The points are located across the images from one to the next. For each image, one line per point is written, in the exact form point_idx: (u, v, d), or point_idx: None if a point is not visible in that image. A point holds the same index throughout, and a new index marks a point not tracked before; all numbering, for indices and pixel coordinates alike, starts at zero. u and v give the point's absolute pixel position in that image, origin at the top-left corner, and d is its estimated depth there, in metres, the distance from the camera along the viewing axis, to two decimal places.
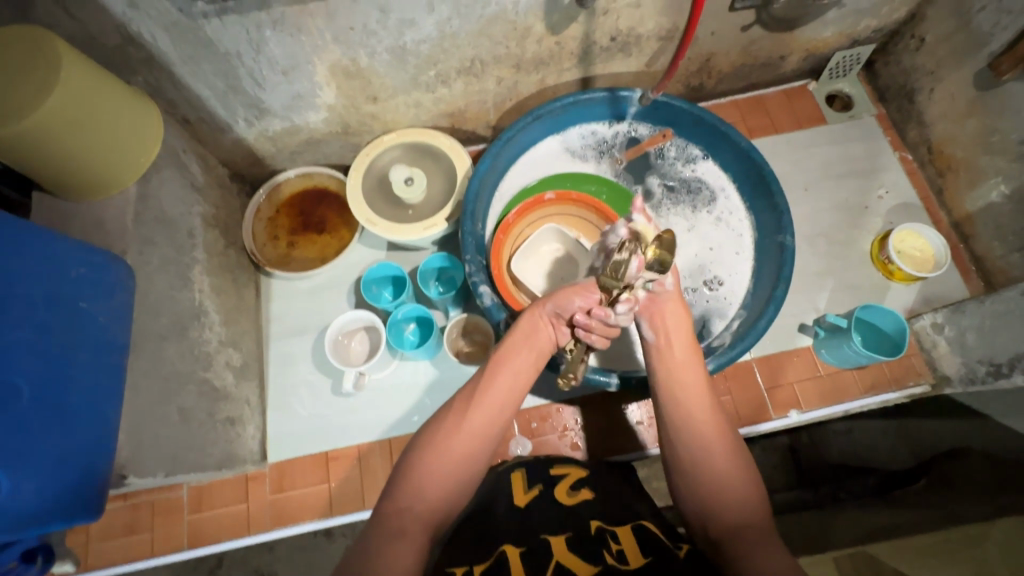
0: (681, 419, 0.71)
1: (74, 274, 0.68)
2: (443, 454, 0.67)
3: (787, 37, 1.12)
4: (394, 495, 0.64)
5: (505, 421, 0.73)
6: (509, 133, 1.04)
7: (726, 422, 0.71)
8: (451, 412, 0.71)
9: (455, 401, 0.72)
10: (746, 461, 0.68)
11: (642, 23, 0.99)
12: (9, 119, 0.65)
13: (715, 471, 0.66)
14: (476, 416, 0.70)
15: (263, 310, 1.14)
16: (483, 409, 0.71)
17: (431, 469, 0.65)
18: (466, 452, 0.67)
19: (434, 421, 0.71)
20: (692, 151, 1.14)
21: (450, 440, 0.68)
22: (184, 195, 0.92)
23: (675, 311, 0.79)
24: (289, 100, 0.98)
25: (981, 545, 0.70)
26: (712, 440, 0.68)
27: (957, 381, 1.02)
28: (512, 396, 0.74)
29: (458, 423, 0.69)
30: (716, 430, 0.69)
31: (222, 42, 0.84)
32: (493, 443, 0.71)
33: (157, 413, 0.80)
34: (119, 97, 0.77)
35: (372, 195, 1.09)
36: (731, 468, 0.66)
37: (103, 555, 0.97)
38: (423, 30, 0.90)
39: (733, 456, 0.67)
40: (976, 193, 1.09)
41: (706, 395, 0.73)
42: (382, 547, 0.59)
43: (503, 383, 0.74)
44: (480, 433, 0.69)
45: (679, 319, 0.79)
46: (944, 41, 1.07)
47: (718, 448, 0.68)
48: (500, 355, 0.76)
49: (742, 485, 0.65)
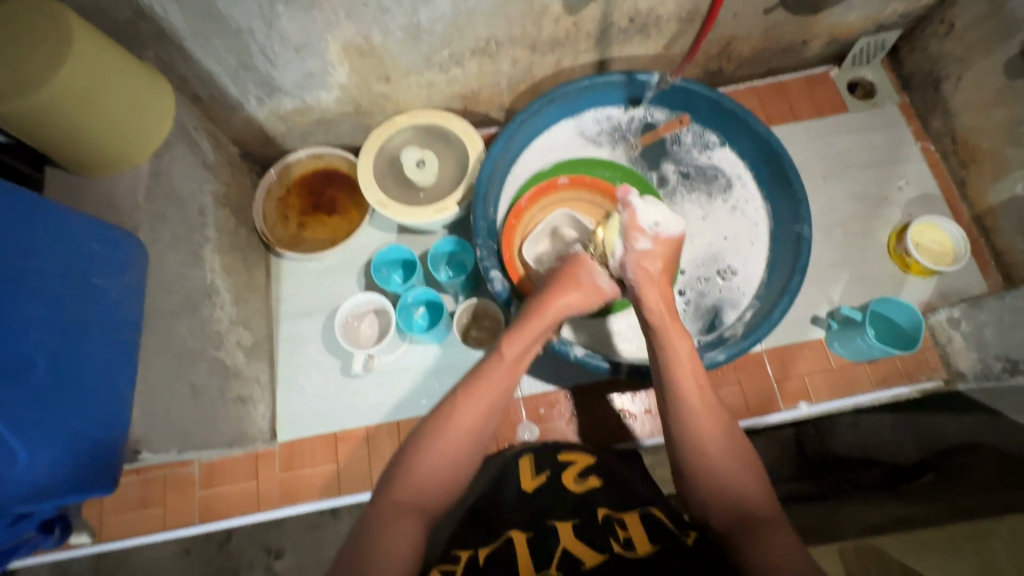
0: (680, 415, 0.69)
1: (87, 250, 0.68)
2: (441, 444, 0.66)
3: (811, 20, 1.09)
4: (394, 481, 0.64)
5: (500, 409, 0.71)
6: (522, 116, 1.02)
7: (726, 416, 0.70)
8: (450, 398, 0.70)
9: (455, 390, 0.71)
10: (746, 455, 0.66)
11: (662, 4, 0.96)
12: (19, 93, 0.65)
13: (717, 467, 0.65)
14: (474, 406, 0.69)
15: (274, 290, 1.14)
16: (477, 398, 0.70)
17: (431, 458, 0.65)
18: (464, 444, 0.67)
19: (431, 412, 0.70)
20: (709, 137, 1.12)
21: (447, 430, 0.67)
22: (195, 173, 0.92)
23: (658, 312, 0.78)
24: (301, 78, 0.97)
25: (988, 541, 0.69)
26: (710, 432, 0.67)
27: (971, 377, 1.01)
28: (506, 387, 0.72)
29: (454, 412, 0.68)
30: (712, 424, 0.68)
31: (235, 18, 0.82)
32: (487, 432, 0.70)
33: (169, 390, 0.81)
34: (131, 76, 0.76)
35: (383, 177, 1.08)
36: (729, 462, 0.65)
37: (116, 528, 1.00)
38: (439, 8, 0.88)
39: (729, 447, 0.67)
40: (1000, 186, 1.06)
41: (701, 390, 0.71)
42: (379, 537, 0.59)
43: (498, 380, 0.72)
44: (476, 424, 0.68)
45: (659, 318, 0.78)
46: (974, 26, 1.04)
47: (715, 440, 0.66)
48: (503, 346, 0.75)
49: (745, 478, 0.64)
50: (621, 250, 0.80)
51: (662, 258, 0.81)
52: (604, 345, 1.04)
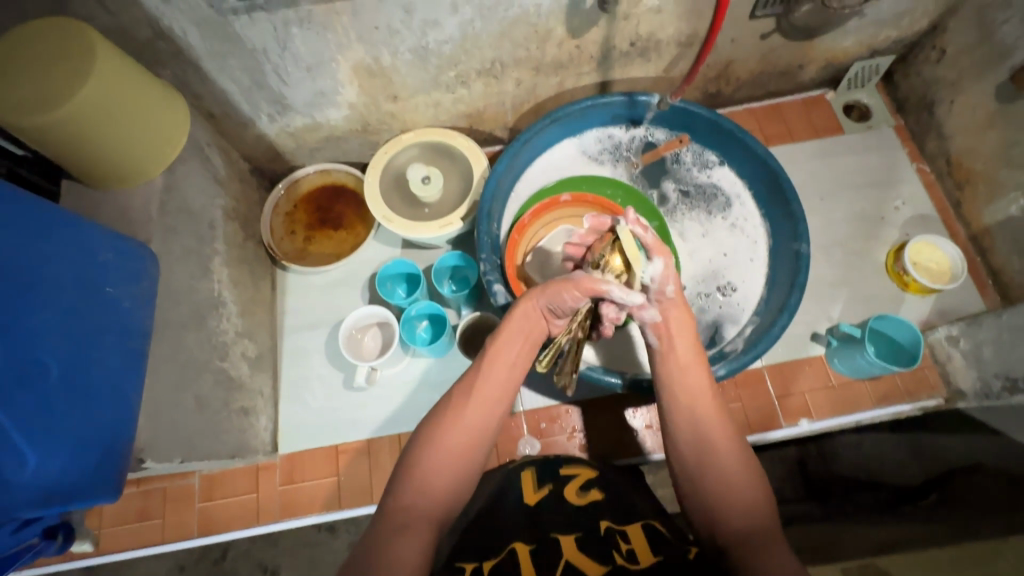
0: (688, 422, 0.70)
1: (101, 259, 0.69)
2: (443, 449, 0.66)
3: (807, 45, 1.12)
4: (396, 491, 0.64)
5: (499, 414, 0.72)
6: (526, 135, 1.04)
7: (734, 428, 0.70)
8: (451, 404, 0.71)
9: (453, 396, 0.72)
10: (752, 466, 0.67)
11: (662, 28, 0.99)
12: (41, 107, 0.67)
13: (721, 474, 0.66)
14: (472, 412, 0.70)
15: (279, 303, 1.16)
16: (476, 404, 0.70)
17: (433, 465, 0.65)
18: (465, 449, 0.67)
19: (430, 419, 0.70)
20: (708, 157, 1.14)
21: (449, 436, 0.67)
22: (206, 187, 0.94)
23: (682, 319, 0.77)
24: (311, 97, 1.00)
25: (994, 563, 0.68)
26: (716, 440, 0.68)
27: (972, 396, 1.01)
28: (504, 391, 0.73)
29: (454, 418, 0.69)
30: (723, 434, 0.69)
31: (250, 38, 0.85)
32: (488, 438, 0.70)
33: (174, 400, 0.81)
34: (150, 96, 0.79)
35: (388, 192, 1.10)
36: (734, 469, 0.66)
37: (115, 539, 0.99)
38: (446, 30, 0.91)
39: (737, 455, 0.67)
40: (995, 207, 1.08)
41: (713, 399, 0.72)
42: (386, 545, 0.58)
43: (496, 383, 0.73)
44: (475, 429, 0.69)
45: (684, 323, 0.77)
46: (965, 52, 1.07)
47: (721, 447, 0.68)
48: (490, 352, 0.75)
49: (748, 487, 0.65)
50: (659, 270, 0.74)
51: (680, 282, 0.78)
52: (605, 360, 1.05)
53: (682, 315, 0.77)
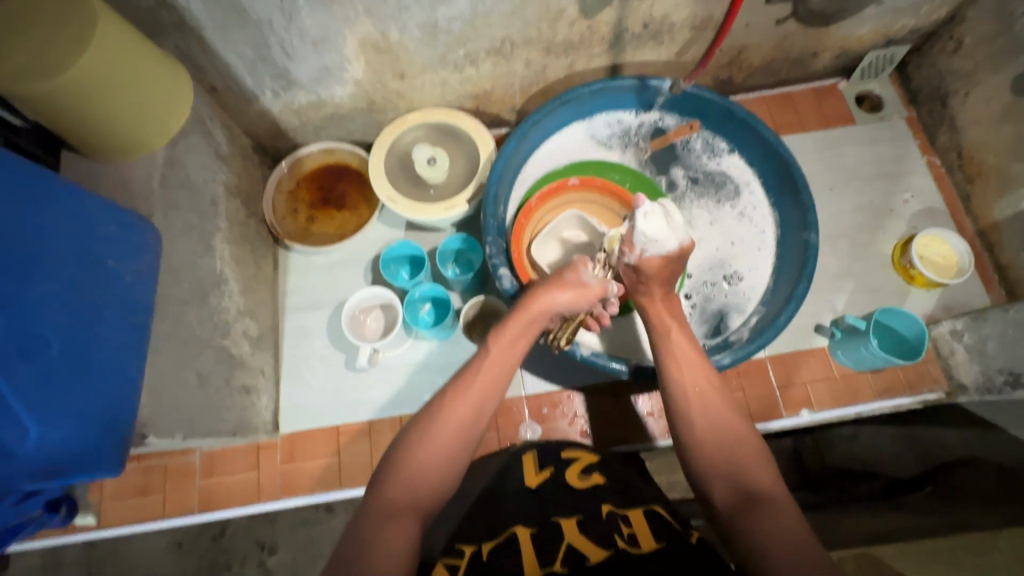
0: (681, 406, 0.71)
1: (104, 232, 0.68)
2: (432, 440, 0.66)
3: (822, 33, 1.10)
4: (382, 484, 0.63)
5: (490, 407, 0.72)
6: (535, 116, 1.03)
7: (730, 407, 0.70)
8: (444, 396, 0.70)
9: (446, 389, 0.72)
10: (751, 439, 0.66)
11: (676, 11, 0.98)
12: (38, 75, 0.65)
13: (718, 450, 0.65)
14: (461, 403, 0.69)
15: (280, 282, 1.15)
16: (467, 397, 0.70)
17: (419, 457, 0.65)
18: (453, 440, 0.67)
19: (422, 410, 0.70)
20: (718, 144, 1.13)
21: (439, 428, 0.67)
22: (208, 163, 0.92)
23: (655, 302, 0.83)
24: (317, 72, 0.98)
25: (988, 554, 0.68)
26: (711, 419, 0.68)
27: (972, 390, 1.02)
28: (496, 384, 0.73)
29: (445, 411, 0.68)
30: (714, 414, 0.68)
31: (255, 10, 0.83)
32: (478, 431, 0.70)
33: (176, 377, 0.81)
34: (162, 79, 0.79)
35: (393, 172, 1.09)
36: (731, 443, 0.66)
37: (115, 514, 1.00)
38: (456, 7, 0.89)
39: (735, 431, 0.67)
40: (1005, 201, 1.07)
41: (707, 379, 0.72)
42: (375, 536, 0.58)
43: (488, 377, 0.73)
44: (466, 421, 0.69)
45: (654, 303, 0.83)
46: (983, 43, 1.05)
47: (717, 426, 0.67)
48: (493, 346, 0.76)
49: (746, 458, 0.64)
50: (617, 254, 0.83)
51: (652, 272, 0.80)
52: (608, 347, 1.05)
53: (646, 296, 0.83)
